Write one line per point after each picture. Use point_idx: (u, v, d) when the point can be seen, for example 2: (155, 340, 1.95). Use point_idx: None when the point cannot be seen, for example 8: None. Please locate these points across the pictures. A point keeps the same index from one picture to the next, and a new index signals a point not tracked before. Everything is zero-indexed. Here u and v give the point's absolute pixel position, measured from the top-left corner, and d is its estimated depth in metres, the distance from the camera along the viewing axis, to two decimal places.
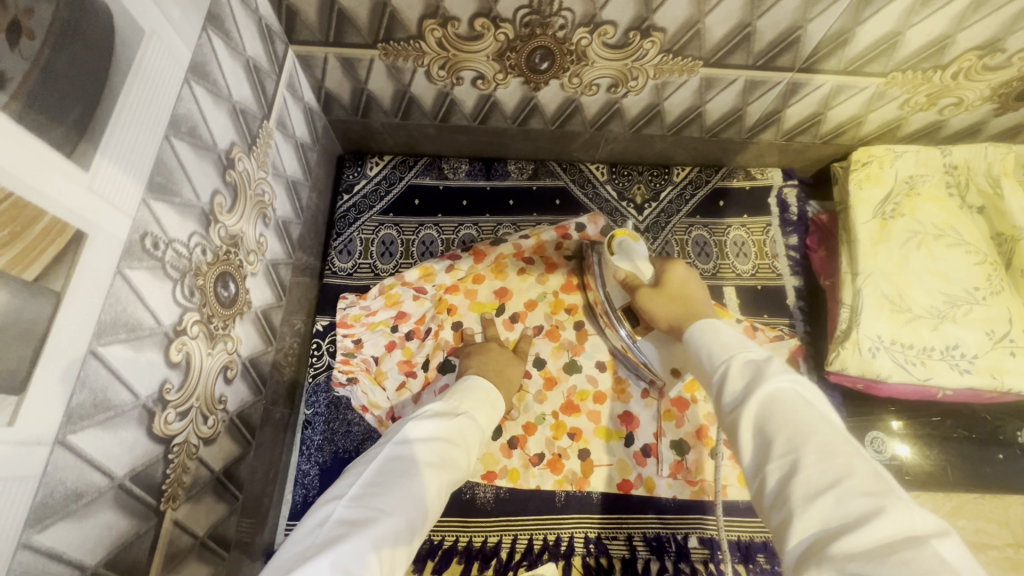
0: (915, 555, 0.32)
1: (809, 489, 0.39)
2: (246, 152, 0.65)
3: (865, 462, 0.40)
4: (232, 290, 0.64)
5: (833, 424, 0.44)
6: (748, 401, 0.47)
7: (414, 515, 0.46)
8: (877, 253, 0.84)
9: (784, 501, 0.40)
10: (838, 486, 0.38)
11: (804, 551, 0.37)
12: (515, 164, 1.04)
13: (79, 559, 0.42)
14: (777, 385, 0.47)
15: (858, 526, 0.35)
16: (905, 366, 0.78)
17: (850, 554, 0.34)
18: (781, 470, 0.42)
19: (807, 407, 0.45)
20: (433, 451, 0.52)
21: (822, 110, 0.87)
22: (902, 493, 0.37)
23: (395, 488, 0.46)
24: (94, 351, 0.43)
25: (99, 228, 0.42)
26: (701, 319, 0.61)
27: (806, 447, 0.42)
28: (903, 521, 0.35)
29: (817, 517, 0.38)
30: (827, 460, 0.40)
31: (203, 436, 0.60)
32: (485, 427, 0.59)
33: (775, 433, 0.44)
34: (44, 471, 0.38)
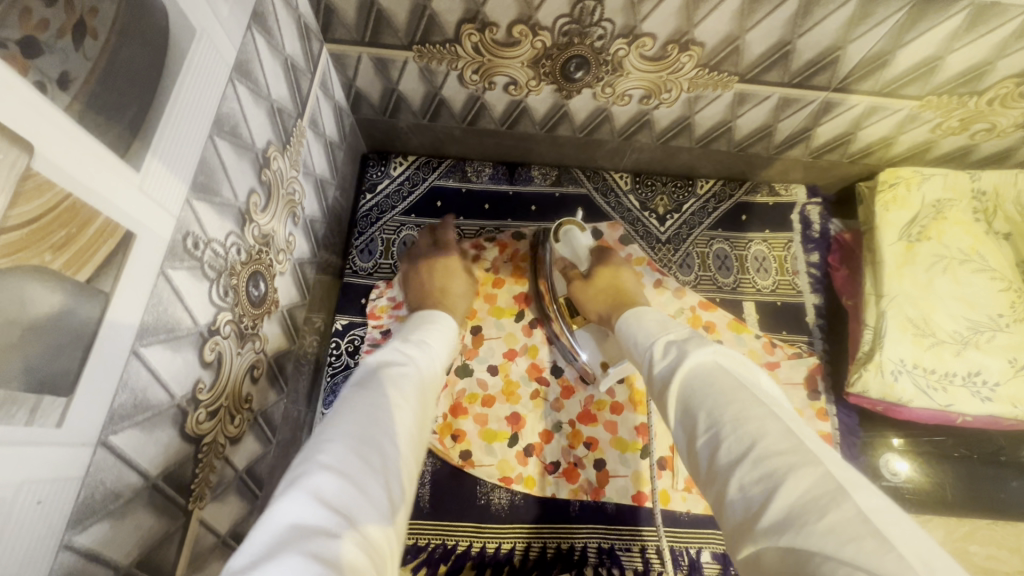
0: (834, 513, 0.33)
1: (732, 457, 0.40)
2: (280, 150, 0.65)
3: (777, 422, 0.41)
4: (262, 289, 0.64)
5: (751, 390, 0.45)
6: (671, 378, 0.50)
7: (386, 428, 0.46)
8: (902, 276, 0.84)
9: (715, 474, 0.41)
10: (754, 449, 0.39)
11: (739, 522, 0.38)
12: (538, 169, 1.04)
13: (114, 559, 0.42)
14: (700, 358, 0.50)
15: (778, 488, 0.36)
16: (927, 391, 0.78)
17: (776, 519, 0.35)
18: (707, 442, 0.43)
19: (723, 377, 0.47)
20: (379, 379, 0.51)
21: (852, 130, 0.87)
22: (812, 448, 0.38)
23: (353, 414, 0.45)
24: (137, 352, 0.42)
25: (145, 228, 0.42)
26: (625, 312, 0.68)
27: (723, 418, 0.43)
28: (818, 476, 0.36)
29: (740, 485, 0.39)
30: (742, 426, 0.42)
31: (229, 435, 0.59)
32: (432, 353, 0.61)
33: (698, 408, 0.46)
34: (87, 472, 0.38)
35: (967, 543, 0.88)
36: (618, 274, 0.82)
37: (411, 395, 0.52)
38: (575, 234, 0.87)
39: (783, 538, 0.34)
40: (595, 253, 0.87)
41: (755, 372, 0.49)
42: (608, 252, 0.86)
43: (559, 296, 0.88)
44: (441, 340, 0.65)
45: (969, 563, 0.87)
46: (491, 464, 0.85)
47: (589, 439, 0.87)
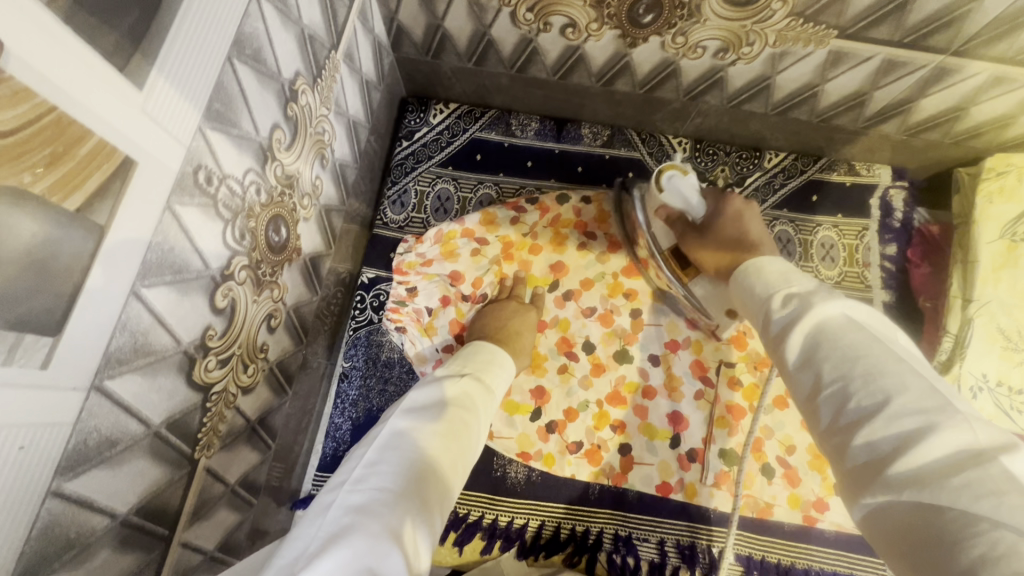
0: (976, 470, 0.30)
1: (860, 413, 0.36)
2: (310, 84, 0.59)
3: (921, 378, 0.36)
4: (283, 235, 0.59)
5: (885, 343, 0.39)
6: (793, 330, 0.44)
7: (437, 481, 0.44)
8: (999, 280, 0.73)
9: (841, 428, 0.37)
10: (888, 406, 0.35)
11: (860, 473, 0.35)
12: (589, 127, 0.95)
13: (110, 507, 0.40)
14: (825, 314, 0.43)
15: (911, 447, 0.33)
16: (1010, 413, 0.69)
17: (908, 474, 0.32)
18: (832, 397, 0.39)
19: (856, 332, 0.41)
20: (433, 415, 0.50)
21: (965, 105, 0.74)
22: (962, 409, 0.34)
23: (405, 460, 0.44)
24: (137, 293, 0.39)
25: (150, 157, 0.37)
26: (745, 261, 0.55)
27: (853, 372, 0.38)
28: (962, 438, 0.32)
29: (864, 439, 0.35)
30: (874, 383, 0.37)
31: (242, 385, 0.57)
32: (488, 386, 0.59)
33: (824, 359, 0.41)
34: (79, 417, 0.36)
35: None
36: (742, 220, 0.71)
37: (467, 441, 0.50)
38: (679, 179, 0.71)
39: (911, 492, 0.32)
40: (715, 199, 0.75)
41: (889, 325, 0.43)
42: (727, 193, 0.75)
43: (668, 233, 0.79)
44: (502, 374, 0.63)
45: None
46: (510, 437, 0.82)
47: (617, 423, 0.81)
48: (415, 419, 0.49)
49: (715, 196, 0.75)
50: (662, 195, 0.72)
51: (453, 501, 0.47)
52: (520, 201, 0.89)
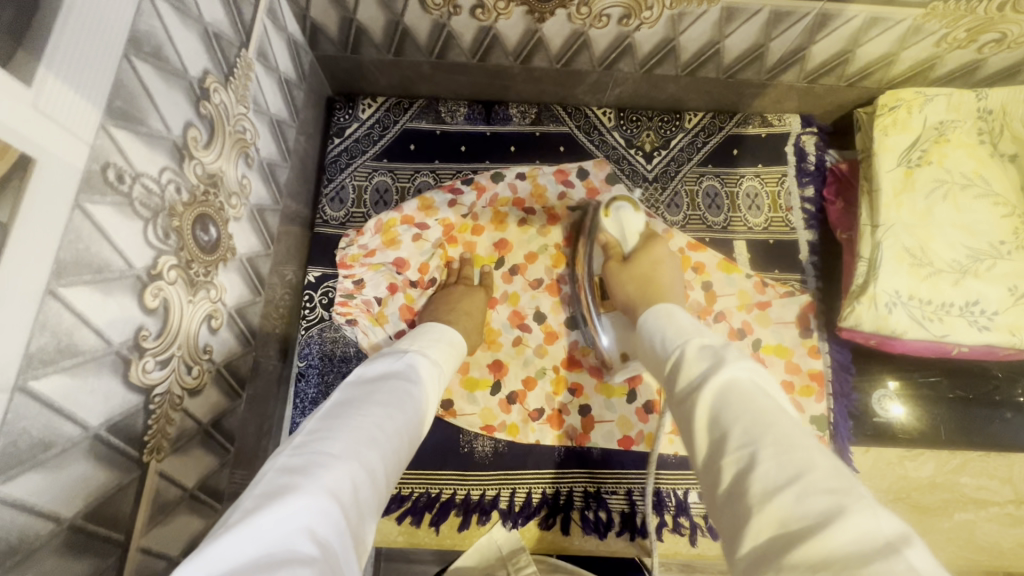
0: (884, 561, 0.33)
1: (769, 485, 0.41)
2: (222, 82, 0.59)
3: (824, 459, 0.42)
4: (213, 234, 0.60)
5: (792, 420, 0.47)
6: (705, 385, 0.52)
7: (381, 447, 0.46)
8: (900, 204, 0.79)
9: (744, 496, 0.42)
10: (798, 479, 0.40)
11: (767, 552, 0.38)
12: (516, 107, 0.97)
13: (54, 511, 0.40)
14: (733, 373, 0.52)
15: (821, 527, 0.36)
16: (922, 322, 0.75)
17: (813, 558, 0.35)
18: (741, 462, 0.44)
19: (763, 397, 0.49)
20: (381, 388, 0.52)
21: (851, 47, 0.80)
22: (863, 493, 0.39)
23: (348, 427, 0.45)
24: (54, 292, 0.39)
25: (52, 154, 0.37)
26: (652, 303, 0.70)
27: (764, 443, 0.44)
28: (868, 524, 0.36)
29: (776, 514, 0.39)
30: (785, 454, 0.42)
31: (187, 387, 0.57)
32: (436, 363, 0.61)
33: (734, 426, 0.47)
34: (5, 418, 0.35)
35: (958, 474, 0.85)
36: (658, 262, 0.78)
37: (415, 414, 0.52)
38: (627, 211, 0.85)
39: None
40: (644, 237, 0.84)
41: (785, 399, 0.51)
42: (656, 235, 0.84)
43: (594, 275, 0.84)
44: (449, 352, 0.65)
45: (958, 495, 0.85)
46: (473, 413, 0.84)
47: (574, 385, 0.85)
48: (361, 391, 0.51)
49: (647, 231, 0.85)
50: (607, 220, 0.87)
51: (399, 472, 0.49)
52: (455, 183, 0.89)
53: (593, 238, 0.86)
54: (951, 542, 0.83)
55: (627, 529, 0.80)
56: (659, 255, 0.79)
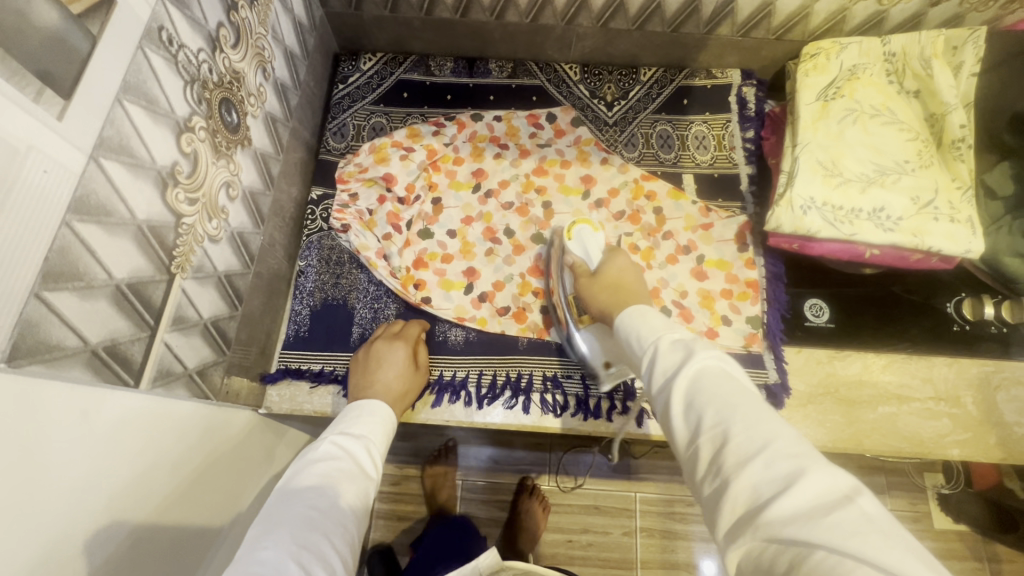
0: (843, 512, 0.42)
1: (741, 456, 0.49)
2: (248, 3, 0.75)
3: (785, 430, 0.51)
4: (235, 118, 0.74)
5: (755, 398, 0.56)
6: (680, 373, 0.59)
7: (321, 527, 0.57)
8: (817, 128, 0.92)
9: (720, 470, 0.50)
10: (767, 449, 0.48)
11: (740, 518, 0.46)
12: (496, 63, 1.13)
13: (108, 266, 0.53)
14: (703, 360, 0.60)
15: (789, 487, 0.45)
16: (834, 224, 0.87)
17: (784, 514, 0.43)
18: (715, 438, 0.52)
19: (731, 382, 0.57)
20: (310, 475, 0.63)
21: (770, 0, 0.95)
22: (820, 456, 0.48)
23: (285, 524, 0.56)
24: (121, 102, 0.53)
25: (126, 2, 0.53)
26: (626, 305, 0.76)
27: (733, 421, 0.52)
28: (828, 481, 0.45)
29: (748, 481, 0.47)
30: (753, 427, 0.51)
31: (209, 234, 0.70)
32: (369, 440, 0.73)
33: (706, 408, 0.55)
34: (83, 176, 0.49)
35: (882, 374, 0.95)
36: (623, 275, 0.85)
37: (349, 486, 0.64)
38: (586, 234, 0.93)
39: (787, 531, 0.42)
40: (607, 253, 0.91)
41: (744, 372, 0.61)
42: (617, 249, 0.91)
43: (569, 293, 0.91)
44: (380, 424, 0.76)
45: (882, 391, 0.94)
46: (447, 308, 0.96)
47: (537, 289, 0.97)
48: (292, 484, 0.62)
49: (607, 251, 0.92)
50: (570, 245, 0.94)
51: (351, 537, 0.60)
52: (440, 119, 1.06)
53: (562, 261, 0.94)
54: (876, 431, 0.92)
55: (581, 410, 0.90)
56: (621, 264, 0.87)
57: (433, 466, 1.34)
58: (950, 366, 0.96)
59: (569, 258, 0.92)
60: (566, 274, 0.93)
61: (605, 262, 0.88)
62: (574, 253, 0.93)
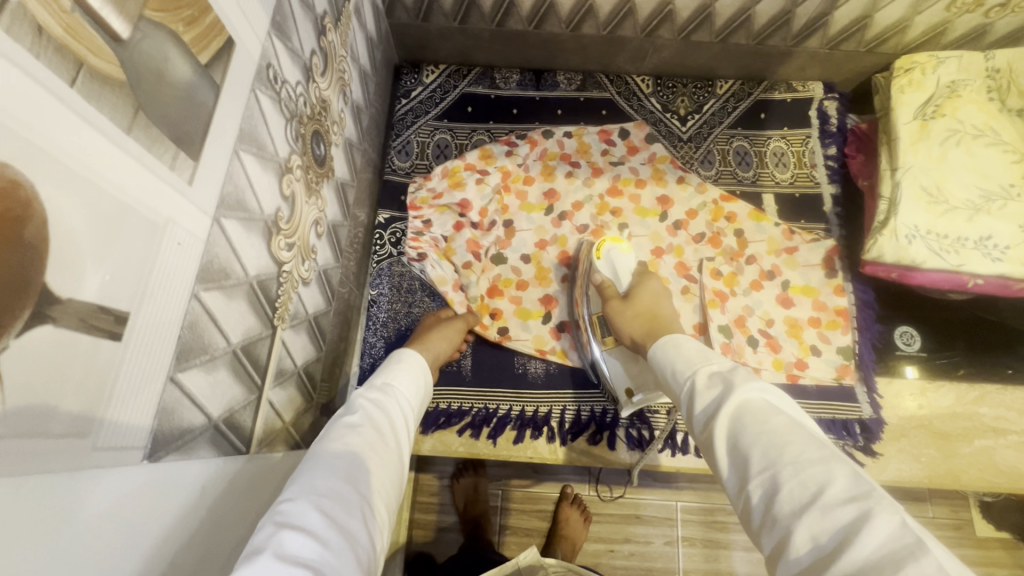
0: (915, 570, 0.37)
1: (794, 505, 0.45)
2: (333, 24, 0.70)
3: (841, 467, 0.45)
4: (323, 151, 0.70)
5: (807, 432, 0.50)
6: (717, 415, 0.55)
7: (350, 470, 0.50)
8: (917, 150, 0.88)
9: (774, 521, 0.45)
10: (821, 497, 0.43)
11: (806, 570, 0.41)
12: (564, 75, 1.08)
13: (227, 331, 0.49)
14: (745, 395, 0.55)
15: (852, 539, 0.40)
16: (939, 253, 0.83)
17: (850, 573, 0.38)
18: (762, 486, 0.48)
19: (775, 414, 0.52)
20: (341, 423, 0.56)
21: (869, 13, 0.90)
22: (881, 496, 0.42)
23: (313, 467, 0.49)
24: (238, 154, 0.49)
25: (243, 44, 0.48)
26: (659, 337, 0.73)
27: (781, 462, 0.47)
28: (892, 529, 0.40)
29: (806, 530, 0.43)
30: (803, 470, 0.46)
31: (302, 277, 0.66)
32: (400, 391, 0.66)
33: (751, 451, 0.50)
34: (208, 240, 0.45)
35: (977, 406, 0.91)
36: (656, 301, 0.83)
37: (383, 436, 0.57)
38: (616, 254, 0.89)
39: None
40: (638, 275, 0.89)
41: (797, 407, 0.55)
42: (648, 272, 0.89)
43: (593, 313, 0.88)
44: (413, 379, 0.70)
45: (978, 424, 0.90)
46: (525, 339, 0.93)
47: None
48: (325, 432, 0.56)
49: (636, 272, 0.90)
50: (599, 263, 0.90)
51: (386, 493, 0.53)
52: (512, 138, 1.02)
53: (588, 281, 0.90)
54: (973, 466, 0.87)
55: (668, 446, 0.86)
56: (654, 289, 0.85)
57: (463, 474, 1.17)
58: None
59: (597, 280, 0.88)
60: (588, 292, 0.89)
61: (635, 285, 0.86)
62: (602, 271, 0.89)
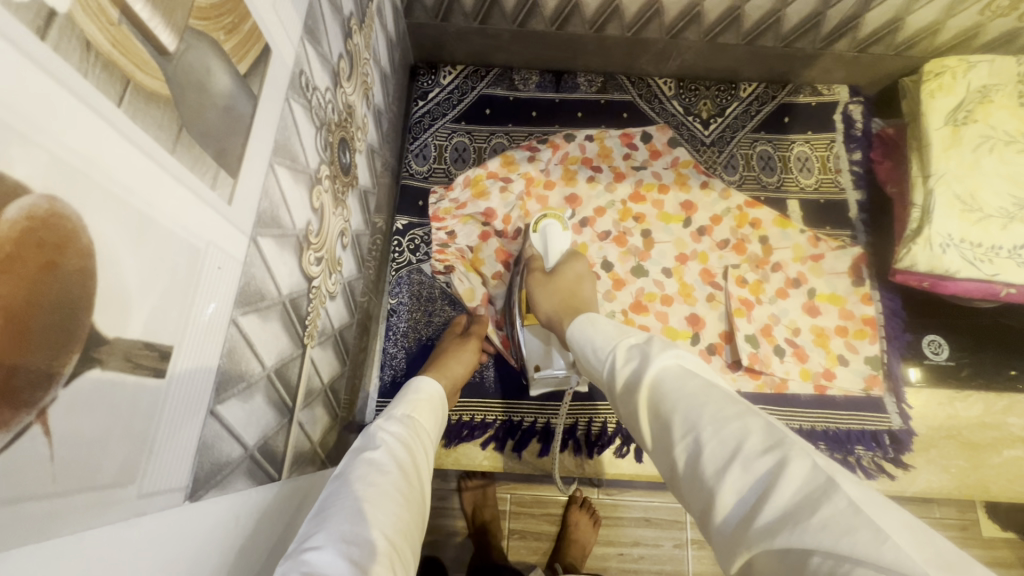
0: (828, 507, 0.34)
1: (715, 462, 0.41)
2: (358, 25, 0.67)
3: (755, 419, 0.43)
4: (348, 158, 0.67)
5: (721, 389, 0.47)
6: (641, 385, 0.52)
7: (372, 509, 0.48)
8: (950, 157, 0.86)
9: (699, 482, 0.42)
10: (738, 452, 0.40)
11: (733, 531, 0.38)
12: (584, 77, 1.06)
13: (262, 355, 0.46)
14: (662, 364, 0.53)
15: (771, 488, 0.37)
16: (974, 263, 0.81)
17: (772, 523, 0.35)
18: (685, 449, 0.44)
19: (690, 377, 0.50)
20: (362, 460, 0.54)
21: (901, 16, 0.88)
22: (792, 439, 0.40)
23: (337, 509, 0.47)
24: (274, 167, 0.46)
25: (278, 50, 0.45)
26: (575, 315, 0.71)
27: (697, 422, 0.44)
28: (802, 466, 0.37)
29: (728, 487, 0.39)
30: (719, 427, 0.43)
31: (329, 291, 0.64)
32: (421, 426, 0.64)
33: (671, 416, 0.47)
34: (245, 262, 0.42)
35: (1005, 415, 0.90)
36: (579, 278, 0.81)
37: (404, 474, 0.55)
38: (553, 229, 0.87)
39: (780, 542, 0.34)
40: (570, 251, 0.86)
41: (712, 368, 0.52)
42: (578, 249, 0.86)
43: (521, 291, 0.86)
44: (433, 411, 0.68)
45: (1005, 433, 0.89)
46: None
47: (643, 327, 0.91)
48: (345, 471, 0.53)
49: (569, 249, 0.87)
50: (535, 236, 0.88)
51: (411, 533, 0.50)
52: (533, 143, 0.99)
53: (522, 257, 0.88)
54: (1002, 476, 0.86)
55: None
56: (580, 270, 0.82)
57: (470, 480, 1.04)
58: None
59: (528, 255, 0.87)
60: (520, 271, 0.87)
61: (562, 262, 0.83)
62: (535, 246, 0.87)
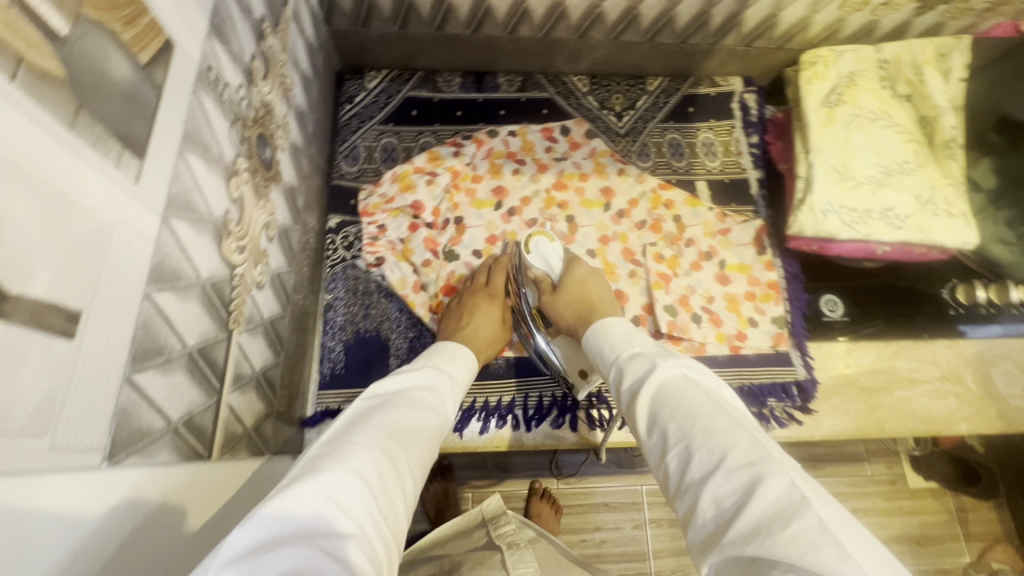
0: (798, 525, 0.42)
1: (704, 471, 0.49)
2: (272, 28, 0.70)
3: (745, 435, 0.50)
4: (269, 154, 0.70)
5: (717, 403, 0.54)
6: (644, 386, 0.59)
7: (395, 469, 0.51)
8: (826, 134, 0.97)
9: (688, 488, 0.50)
10: (726, 461, 0.48)
11: (710, 531, 0.46)
12: (504, 77, 1.12)
13: (181, 332, 0.48)
14: (668, 373, 0.60)
15: (751, 496, 0.45)
16: (850, 225, 0.92)
17: (746, 531, 0.44)
18: (678, 457, 0.52)
19: (691, 390, 0.57)
20: (395, 409, 0.57)
21: (775, 12, 0.99)
22: (775, 459, 0.47)
23: (369, 451, 0.50)
24: (185, 154, 0.49)
25: (182, 45, 0.48)
26: (592, 324, 0.75)
27: (693, 434, 0.52)
28: (783, 484, 0.45)
29: (711, 494, 0.48)
30: (711, 439, 0.51)
31: (255, 280, 0.66)
32: (448, 390, 0.67)
33: (669, 424, 0.55)
34: (157, 241, 0.45)
35: (895, 360, 1.01)
36: (583, 284, 0.85)
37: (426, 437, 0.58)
38: (545, 245, 0.91)
39: (750, 549, 0.42)
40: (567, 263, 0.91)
41: (717, 383, 0.60)
42: (577, 258, 0.90)
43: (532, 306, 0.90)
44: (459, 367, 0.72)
45: (896, 376, 1.00)
46: None
47: None
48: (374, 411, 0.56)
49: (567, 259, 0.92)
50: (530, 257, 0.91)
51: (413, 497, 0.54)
52: (458, 140, 1.05)
53: (521, 273, 0.91)
54: (895, 414, 0.97)
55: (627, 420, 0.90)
56: (582, 274, 0.86)
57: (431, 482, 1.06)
58: (950, 347, 1.03)
59: (532, 275, 0.90)
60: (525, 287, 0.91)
61: (565, 273, 0.87)
62: (534, 266, 0.90)
